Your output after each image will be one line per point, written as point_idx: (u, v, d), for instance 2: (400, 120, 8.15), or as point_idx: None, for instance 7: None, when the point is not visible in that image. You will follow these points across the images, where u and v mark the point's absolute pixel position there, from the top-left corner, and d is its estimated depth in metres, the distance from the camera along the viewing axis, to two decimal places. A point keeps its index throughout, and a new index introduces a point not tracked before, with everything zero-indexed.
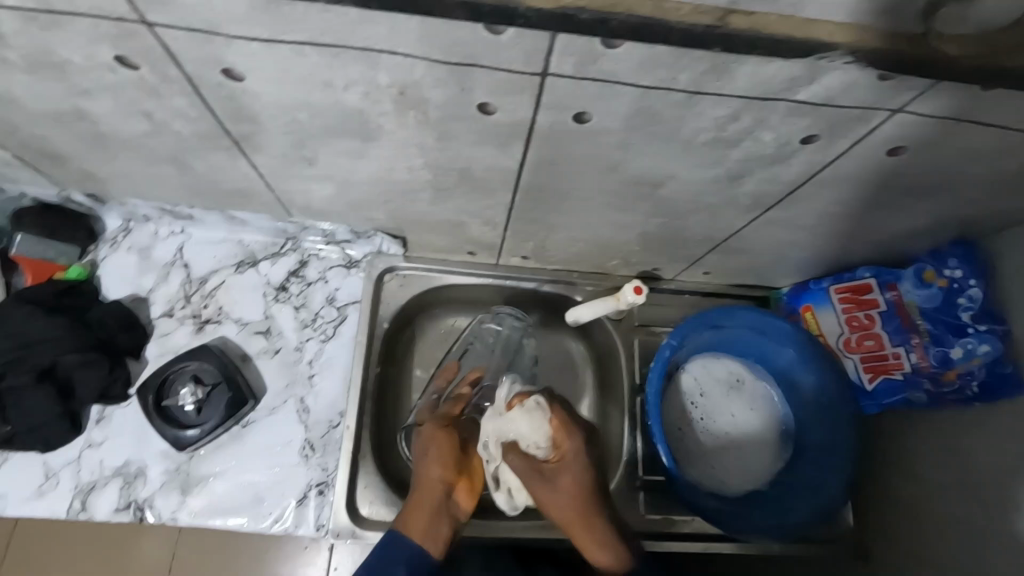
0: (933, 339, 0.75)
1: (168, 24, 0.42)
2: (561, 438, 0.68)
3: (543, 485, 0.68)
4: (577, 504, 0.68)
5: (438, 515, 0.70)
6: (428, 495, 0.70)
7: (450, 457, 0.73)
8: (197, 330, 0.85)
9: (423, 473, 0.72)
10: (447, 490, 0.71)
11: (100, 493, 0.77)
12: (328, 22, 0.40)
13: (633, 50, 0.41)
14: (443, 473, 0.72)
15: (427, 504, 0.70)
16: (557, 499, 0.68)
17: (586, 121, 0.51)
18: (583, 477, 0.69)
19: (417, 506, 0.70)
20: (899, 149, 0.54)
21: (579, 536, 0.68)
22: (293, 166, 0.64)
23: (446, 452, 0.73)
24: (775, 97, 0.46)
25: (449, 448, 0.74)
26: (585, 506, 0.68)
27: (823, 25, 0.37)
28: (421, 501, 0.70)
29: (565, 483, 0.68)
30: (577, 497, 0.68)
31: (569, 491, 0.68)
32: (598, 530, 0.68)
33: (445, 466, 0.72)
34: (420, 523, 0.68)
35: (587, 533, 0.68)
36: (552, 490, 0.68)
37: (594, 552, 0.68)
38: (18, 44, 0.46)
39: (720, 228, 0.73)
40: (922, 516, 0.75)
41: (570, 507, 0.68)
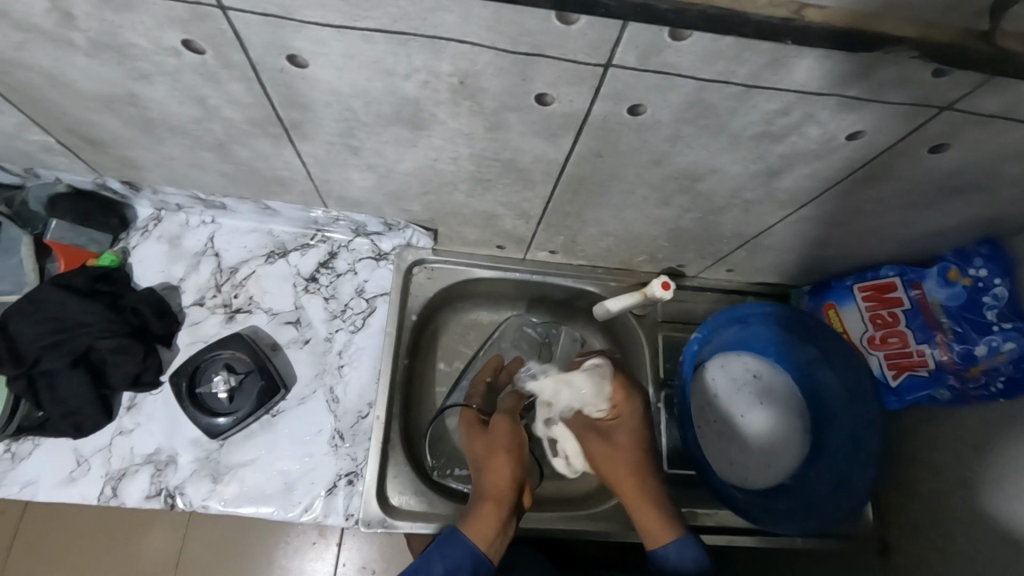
0: (957, 337, 0.76)
1: (242, 8, 0.42)
2: (627, 404, 0.79)
3: (608, 454, 0.77)
4: (643, 483, 0.75)
5: (506, 517, 0.70)
6: (498, 495, 0.71)
7: (515, 455, 0.76)
8: (228, 319, 0.85)
9: (489, 474, 0.73)
10: (515, 490, 0.73)
11: (131, 480, 0.77)
12: (402, 9, 0.41)
13: (698, 43, 0.42)
14: (511, 473, 0.74)
15: (498, 505, 0.70)
16: (627, 473, 0.76)
17: (638, 113, 0.52)
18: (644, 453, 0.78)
19: (490, 508, 0.70)
20: (940, 147, 0.55)
21: (644, 515, 0.73)
22: (337, 155, 0.65)
23: (513, 455, 0.76)
24: (828, 93, 0.47)
25: (514, 446, 0.77)
26: (653, 488, 0.75)
27: (893, 20, 0.38)
28: (488, 501, 0.71)
29: (622, 455, 0.77)
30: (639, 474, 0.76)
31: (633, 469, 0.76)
32: (664, 511, 0.73)
33: (513, 468, 0.75)
34: (492, 521, 0.69)
35: (655, 511, 0.73)
36: (614, 460, 0.77)
37: (656, 529, 0.72)
38: (86, 26, 0.46)
39: (751, 224, 0.74)
40: (943, 511, 0.77)
41: (638, 484, 0.75)
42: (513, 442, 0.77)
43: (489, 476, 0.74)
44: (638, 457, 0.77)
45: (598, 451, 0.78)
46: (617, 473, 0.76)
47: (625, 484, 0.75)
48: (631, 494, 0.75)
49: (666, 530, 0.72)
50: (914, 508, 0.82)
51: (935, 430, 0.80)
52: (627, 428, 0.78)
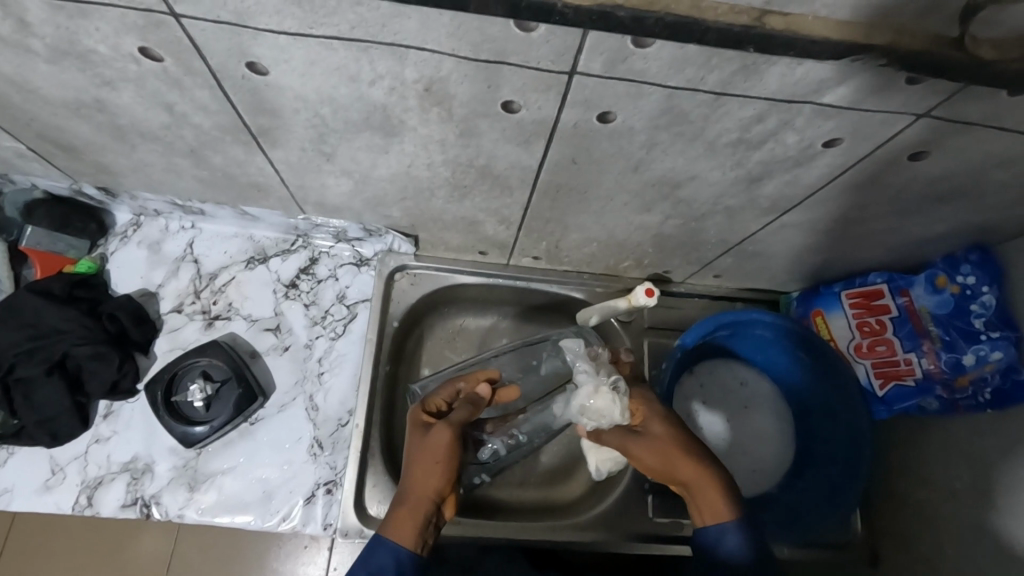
0: (945, 345, 0.75)
1: (197, 15, 0.42)
2: (643, 401, 0.67)
3: (641, 443, 0.65)
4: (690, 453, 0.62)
5: (429, 521, 0.62)
6: (424, 498, 0.62)
7: (449, 466, 0.63)
8: (207, 326, 0.84)
9: (419, 476, 0.62)
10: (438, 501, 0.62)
11: (107, 489, 0.77)
12: (360, 16, 0.40)
13: (664, 50, 0.41)
14: (443, 478, 0.63)
15: (422, 508, 0.61)
16: (670, 454, 0.63)
17: (610, 120, 0.51)
18: (681, 426, 0.65)
19: (408, 513, 0.61)
20: (920, 153, 0.54)
21: (701, 489, 0.60)
22: (313, 161, 0.64)
23: (451, 457, 0.63)
24: (802, 100, 0.46)
25: (450, 457, 0.63)
26: (701, 453, 0.62)
27: (860, 27, 0.37)
28: (412, 503, 0.61)
29: (656, 433, 0.64)
30: (681, 445, 0.63)
31: (677, 441, 0.63)
32: (724, 482, 0.61)
33: (448, 471, 0.63)
34: (414, 524, 0.60)
35: (710, 480, 0.60)
36: (653, 445, 0.64)
37: (714, 505, 0.59)
38: (43, 33, 0.45)
39: (736, 231, 0.73)
40: (932, 521, 0.76)
41: (684, 456, 0.62)
42: (455, 450, 0.64)
43: (419, 478, 0.62)
44: (672, 436, 0.64)
45: (633, 445, 0.65)
46: (657, 459, 0.64)
47: (677, 461, 0.62)
48: (683, 467, 0.62)
49: (725, 506, 0.59)
50: (902, 515, 0.81)
51: (923, 439, 0.79)
52: (649, 413, 0.66)
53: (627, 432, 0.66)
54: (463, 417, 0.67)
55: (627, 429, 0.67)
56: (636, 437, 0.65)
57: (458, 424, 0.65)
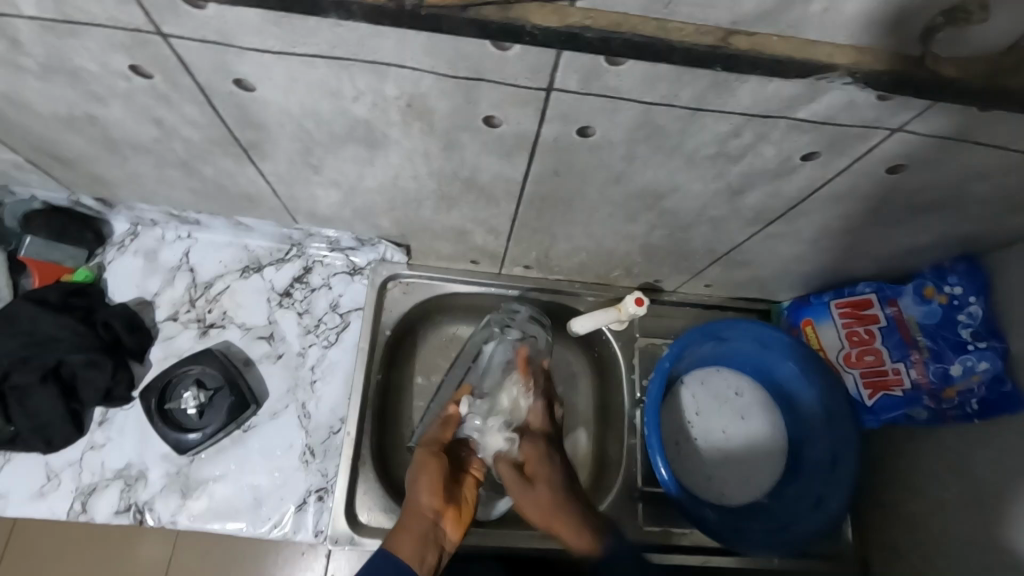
0: (932, 355, 0.75)
1: (182, 35, 0.43)
2: (530, 441, 0.79)
3: (524, 493, 0.75)
4: (564, 505, 0.73)
5: (426, 540, 0.68)
6: (418, 520, 0.69)
7: (438, 482, 0.73)
8: (201, 334, 0.85)
9: (414, 500, 0.71)
10: (432, 517, 0.70)
11: (101, 495, 0.78)
12: (340, 36, 0.41)
13: (636, 67, 0.42)
14: (431, 500, 0.71)
15: (414, 524, 0.68)
16: (545, 508, 0.73)
17: (590, 134, 0.51)
18: (560, 480, 0.76)
19: (406, 528, 0.68)
20: (898, 166, 0.54)
21: (566, 530, 0.72)
22: (301, 173, 0.65)
23: (434, 479, 0.73)
24: (776, 115, 0.47)
25: (435, 469, 0.74)
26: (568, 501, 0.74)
27: (822, 46, 0.38)
28: (409, 525, 0.69)
29: (532, 485, 0.75)
30: (555, 503, 0.73)
31: (551, 503, 0.74)
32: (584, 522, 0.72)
33: (436, 490, 0.72)
34: (411, 542, 0.67)
35: (571, 523, 0.72)
36: (533, 502, 0.74)
37: (577, 540, 0.71)
38: (35, 52, 0.47)
39: (721, 241, 0.74)
40: (922, 531, 0.77)
41: (558, 509, 0.73)
42: (439, 467, 0.74)
43: (410, 504, 0.71)
44: (545, 494, 0.74)
45: (517, 494, 0.75)
46: (534, 512, 0.74)
47: (551, 513, 0.73)
48: (549, 520, 0.73)
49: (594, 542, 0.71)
50: (895, 524, 0.81)
51: (911, 448, 0.80)
52: (541, 475, 0.76)
53: (517, 483, 0.76)
54: (437, 435, 0.78)
55: (512, 474, 0.77)
56: (519, 481, 0.76)
57: (434, 443, 0.77)
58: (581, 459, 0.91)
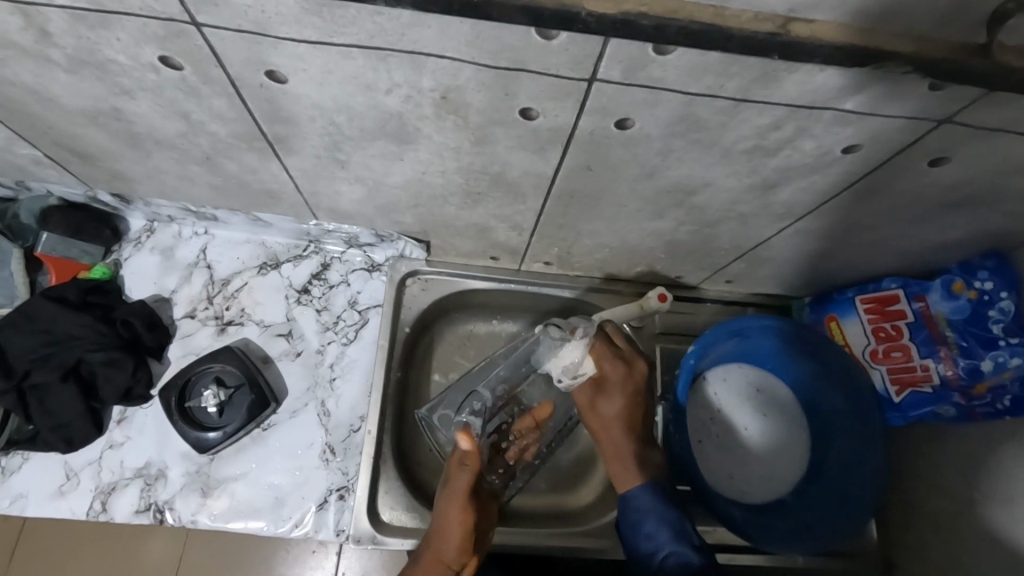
0: (962, 351, 0.73)
1: (218, 25, 0.42)
2: (609, 361, 0.75)
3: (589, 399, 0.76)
4: (623, 430, 0.76)
5: None
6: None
7: (467, 537, 0.69)
8: (219, 331, 0.84)
9: (439, 554, 0.68)
10: (454, 573, 0.68)
11: (121, 495, 0.77)
12: (379, 25, 0.40)
13: (684, 57, 0.41)
14: (457, 555, 0.68)
15: None
16: (607, 423, 0.76)
17: (628, 127, 0.50)
18: (628, 402, 0.76)
19: None
20: (940, 159, 0.53)
21: (613, 463, 0.75)
22: (326, 169, 0.64)
23: (465, 535, 0.68)
24: (821, 107, 0.46)
25: (467, 521, 0.69)
26: (626, 434, 0.76)
27: (883, 33, 0.37)
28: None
29: (605, 401, 0.76)
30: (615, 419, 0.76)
31: (616, 417, 0.76)
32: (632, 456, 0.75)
33: (464, 547, 0.68)
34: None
35: (620, 457, 0.75)
36: (599, 411, 0.76)
37: (619, 476, 0.74)
38: (64, 44, 0.46)
39: (749, 237, 0.72)
40: (949, 530, 0.76)
41: (618, 435, 0.76)
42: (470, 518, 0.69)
43: (434, 554, 0.68)
44: (609, 413, 0.76)
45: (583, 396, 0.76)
46: (594, 418, 0.77)
47: (607, 433, 0.76)
48: (603, 435, 0.76)
49: (633, 478, 0.74)
50: (919, 523, 0.80)
51: (938, 446, 0.79)
52: (615, 385, 0.75)
53: (589, 389, 0.76)
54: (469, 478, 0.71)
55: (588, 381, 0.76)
56: (591, 389, 0.76)
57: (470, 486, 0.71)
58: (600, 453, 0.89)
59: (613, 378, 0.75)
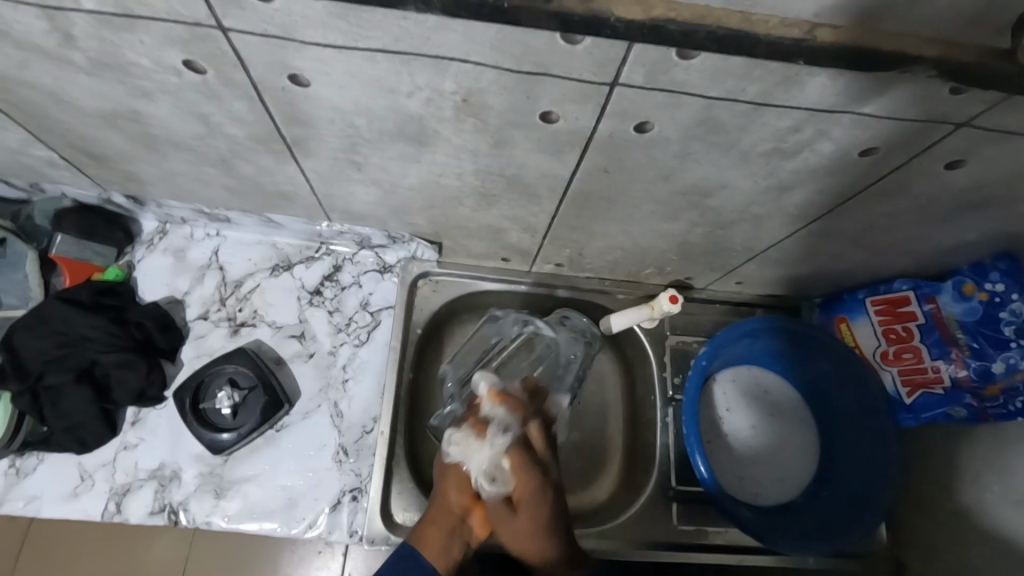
0: (974, 352, 0.74)
1: (243, 29, 0.42)
2: (531, 424, 0.72)
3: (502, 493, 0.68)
4: (549, 516, 0.68)
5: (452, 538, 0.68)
6: (444, 520, 0.69)
7: (468, 473, 0.70)
8: (232, 333, 0.85)
9: (442, 496, 0.70)
10: (460, 514, 0.69)
11: (135, 496, 0.77)
12: (404, 29, 0.40)
13: (708, 61, 0.41)
14: (458, 497, 0.69)
15: (441, 521, 0.69)
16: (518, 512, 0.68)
17: (647, 130, 0.50)
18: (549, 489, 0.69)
19: (434, 525, 0.68)
20: (957, 162, 0.53)
21: (527, 540, 0.67)
22: (342, 171, 0.64)
23: (464, 475, 0.70)
24: (841, 110, 0.46)
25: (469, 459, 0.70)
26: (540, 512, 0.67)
27: (907, 38, 0.37)
28: (435, 519, 0.69)
29: (526, 470, 0.68)
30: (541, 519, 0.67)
31: (537, 518, 0.67)
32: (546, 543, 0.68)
33: (464, 488, 0.70)
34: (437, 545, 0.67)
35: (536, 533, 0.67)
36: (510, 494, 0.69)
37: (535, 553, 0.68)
38: (87, 47, 0.46)
39: (761, 238, 0.73)
40: (961, 531, 0.76)
41: (528, 526, 0.67)
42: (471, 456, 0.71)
43: (438, 499, 0.70)
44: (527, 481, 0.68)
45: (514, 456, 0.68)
46: (511, 482, 0.68)
47: (522, 504, 0.68)
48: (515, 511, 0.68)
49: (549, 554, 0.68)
50: (930, 523, 0.81)
51: (951, 446, 0.79)
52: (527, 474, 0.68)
53: (518, 448, 0.69)
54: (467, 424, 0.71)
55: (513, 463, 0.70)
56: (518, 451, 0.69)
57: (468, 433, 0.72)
58: (611, 454, 0.90)
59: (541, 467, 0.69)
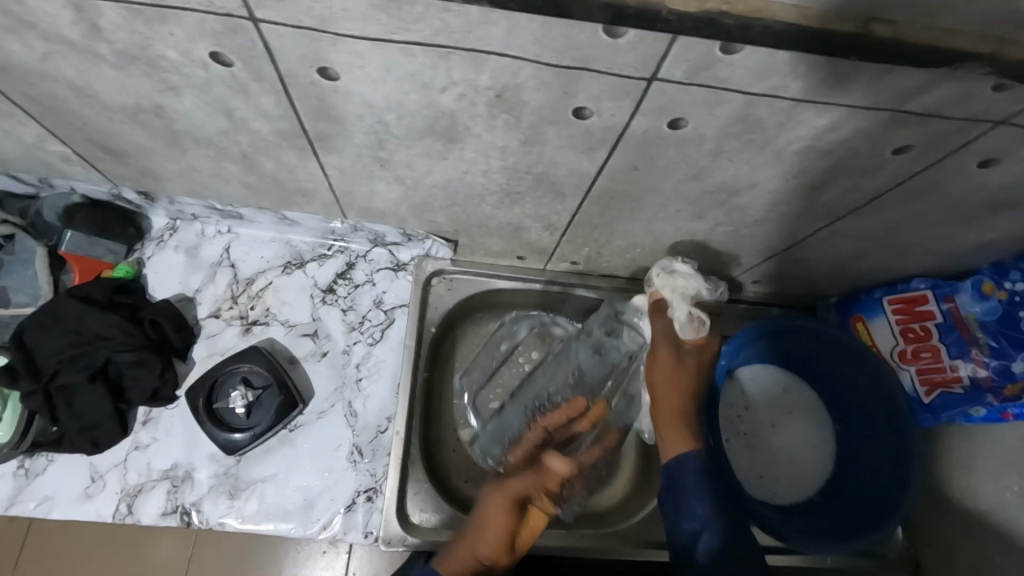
0: (993, 352, 0.74)
1: (277, 21, 0.41)
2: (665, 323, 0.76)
3: (667, 352, 0.75)
4: (682, 395, 0.74)
5: None
6: (471, 562, 0.64)
7: (510, 526, 0.65)
8: (245, 331, 0.83)
9: (474, 539, 0.65)
10: (491, 562, 0.64)
11: (147, 496, 0.76)
12: (446, 23, 0.39)
13: (753, 57, 0.40)
14: (491, 546, 0.64)
15: (465, 565, 0.64)
16: (670, 386, 0.74)
17: (681, 127, 0.50)
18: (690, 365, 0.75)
19: (461, 565, 0.64)
20: (990, 161, 0.53)
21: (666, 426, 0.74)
22: (365, 167, 0.63)
23: (503, 526, 0.65)
24: (881, 108, 0.45)
25: (512, 514, 0.65)
26: (687, 407, 0.75)
27: (959, 35, 0.37)
28: (459, 558, 0.64)
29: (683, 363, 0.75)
30: (684, 393, 0.74)
31: (681, 386, 0.74)
32: (689, 426, 0.74)
33: (498, 540, 0.64)
34: None
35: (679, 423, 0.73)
36: (659, 364, 0.75)
37: (672, 441, 0.73)
38: (114, 39, 0.45)
39: (785, 237, 0.72)
40: (979, 529, 0.76)
41: (674, 400, 0.74)
42: (515, 511, 0.66)
43: (467, 544, 0.65)
44: (688, 373, 0.75)
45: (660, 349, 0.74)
46: (661, 374, 0.75)
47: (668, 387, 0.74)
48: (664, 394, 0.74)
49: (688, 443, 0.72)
50: (947, 521, 0.81)
51: (970, 445, 0.79)
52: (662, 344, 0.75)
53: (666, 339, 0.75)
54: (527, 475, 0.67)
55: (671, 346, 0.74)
56: (669, 346, 0.74)
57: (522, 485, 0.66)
58: (624, 457, 0.88)
59: (681, 347, 0.76)
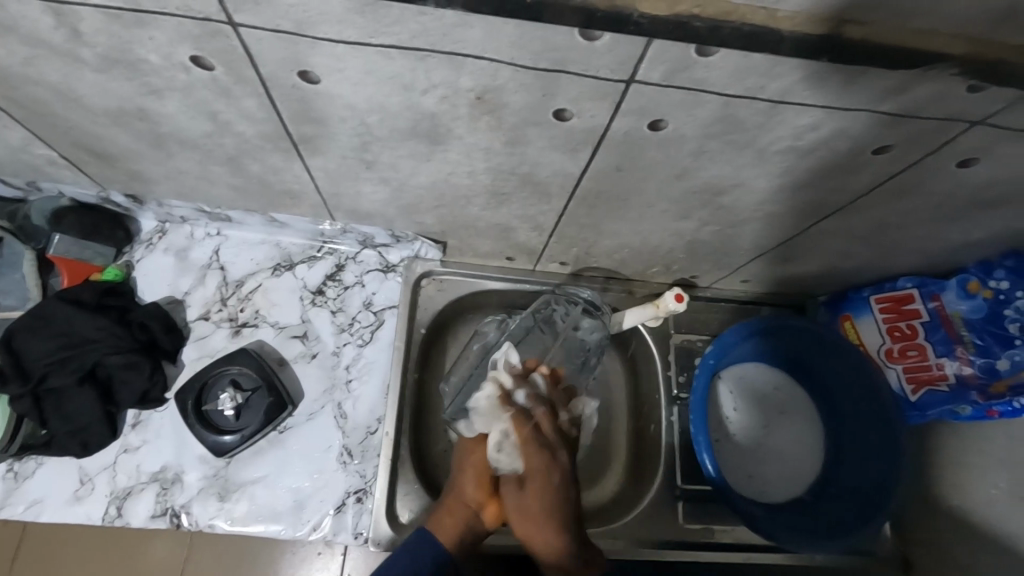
0: (978, 350, 0.74)
1: (255, 24, 0.41)
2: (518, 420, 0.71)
3: (513, 489, 0.69)
4: (545, 513, 0.67)
5: (464, 529, 0.69)
6: (458, 507, 0.70)
7: (486, 468, 0.72)
8: (234, 333, 0.84)
9: (459, 485, 0.71)
10: (475, 506, 0.71)
11: (137, 499, 0.76)
12: (423, 25, 0.40)
13: (729, 58, 0.41)
14: (474, 490, 0.71)
15: (453, 509, 0.70)
16: (534, 508, 0.68)
17: (662, 128, 0.50)
18: (568, 476, 0.69)
19: (449, 510, 0.70)
20: (969, 160, 0.53)
21: (528, 527, 0.68)
22: (351, 169, 0.63)
23: (482, 467, 0.72)
24: (859, 108, 0.46)
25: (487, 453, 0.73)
26: (557, 512, 0.67)
27: (930, 36, 0.37)
28: (448, 506, 0.70)
29: (539, 461, 0.69)
30: (545, 515, 0.67)
31: (544, 513, 0.67)
32: (568, 547, 0.67)
33: (482, 484, 0.71)
34: (451, 529, 0.68)
35: (542, 528, 0.67)
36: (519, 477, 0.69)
37: (553, 563, 0.67)
38: (94, 43, 0.45)
39: (771, 236, 0.73)
40: (967, 526, 0.77)
41: (537, 506, 0.67)
42: (491, 453, 0.73)
43: (454, 493, 0.71)
44: (547, 488, 0.68)
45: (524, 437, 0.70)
46: (528, 477, 0.69)
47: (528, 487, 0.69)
48: (528, 525, 0.68)
49: (570, 566, 0.67)
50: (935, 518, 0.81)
51: (958, 442, 0.79)
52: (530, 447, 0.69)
53: (540, 439, 0.70)
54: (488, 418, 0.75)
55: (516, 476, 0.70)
56: (529, 443, 0.69)
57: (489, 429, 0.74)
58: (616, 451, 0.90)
59: (551, 449, 0.70)
